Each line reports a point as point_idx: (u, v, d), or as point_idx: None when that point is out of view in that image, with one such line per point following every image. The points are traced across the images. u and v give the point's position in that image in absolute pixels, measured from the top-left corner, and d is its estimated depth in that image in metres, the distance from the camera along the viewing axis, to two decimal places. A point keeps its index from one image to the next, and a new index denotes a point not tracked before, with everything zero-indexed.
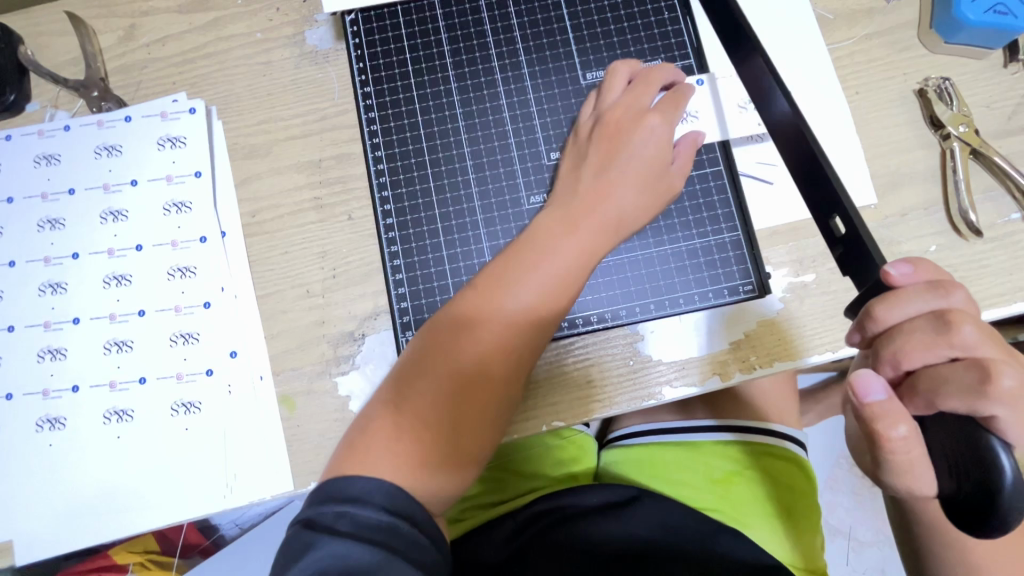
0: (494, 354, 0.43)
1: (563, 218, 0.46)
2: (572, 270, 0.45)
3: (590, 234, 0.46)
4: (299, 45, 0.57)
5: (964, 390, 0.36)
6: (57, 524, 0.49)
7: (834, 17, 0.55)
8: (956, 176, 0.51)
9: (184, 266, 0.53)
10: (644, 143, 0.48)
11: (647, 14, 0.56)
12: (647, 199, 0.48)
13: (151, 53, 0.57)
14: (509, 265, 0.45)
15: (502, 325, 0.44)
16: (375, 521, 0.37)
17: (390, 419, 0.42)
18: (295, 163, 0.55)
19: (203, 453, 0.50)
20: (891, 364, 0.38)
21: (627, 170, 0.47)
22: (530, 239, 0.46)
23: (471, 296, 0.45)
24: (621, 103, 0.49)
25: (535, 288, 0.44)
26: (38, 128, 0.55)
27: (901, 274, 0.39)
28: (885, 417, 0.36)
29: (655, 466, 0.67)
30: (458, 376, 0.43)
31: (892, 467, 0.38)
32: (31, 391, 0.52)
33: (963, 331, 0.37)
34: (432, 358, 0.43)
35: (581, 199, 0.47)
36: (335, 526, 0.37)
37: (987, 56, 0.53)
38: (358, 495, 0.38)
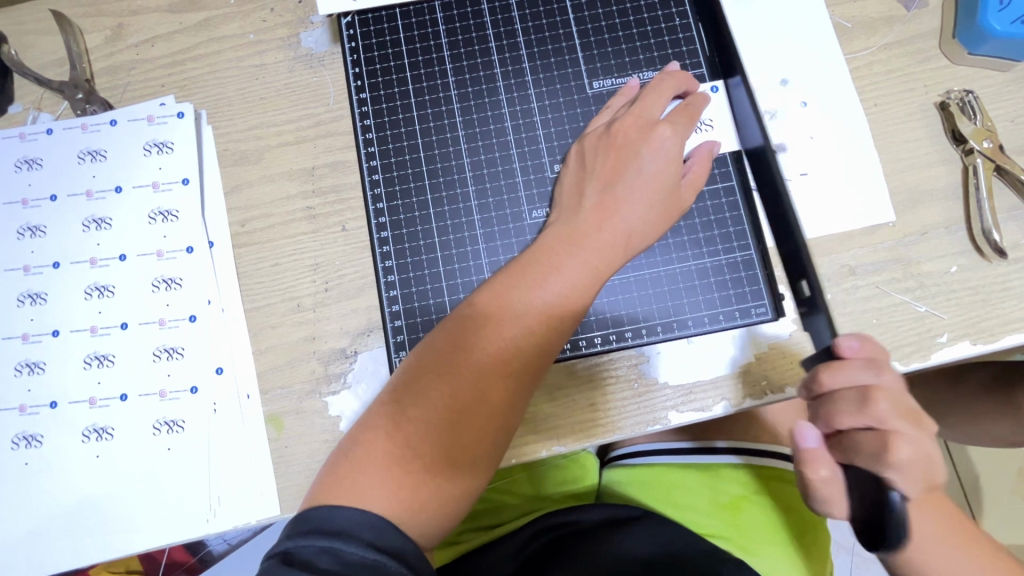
0: (492, 378, 0.41)
1: (568, 234, 0.44)
2: (577, 289, 0.43)
3: (596, 251, 0.43)
4: (293, 48, 0.54)
5: (871, 457, 0.38)
6: (29, 549, 0.47)
7: (852, 26, 0.52)
8: (979, 194, 0.48)
9: (169, 277, 0.51)
10: (654, 155, 0.45)
11: (657, 20, 0.53)
12: (657, 215, 0.45)
13: (139, 54, 0.55)
14: (510, 283, 0.43)
15: (503, 347, 0.41)
16: (360, 558, 0.35)
17: (381, 446, 0.40)
18: (288, 171, 0.52)
19: (186, 473, 0.48)
20: (823, 424, 0.41)
21: (635, 184, 0.45)
22: (534, 255, 0.44)
23: (471, 314, 0.42)
24: (630, 114, 0.47)
25: (536, 308, 0.42)
26: (20, 131, 0.53)
27: (850, 347, 0.40)
28: (812, 460, 0.40)
29: (658, 488, 0.65)
30: (453, 401, 0.40)
31: (818, 501, 0.42)
32: (8, 407, 0.49)
33: (883, 406, 0.38)
34: (426, 382, 0.41)
35: (587, 214, 0.45)
36: (315, 563, 0.34)
37: (1012, 69, 0.51)
38: (345, 530, 0.36)
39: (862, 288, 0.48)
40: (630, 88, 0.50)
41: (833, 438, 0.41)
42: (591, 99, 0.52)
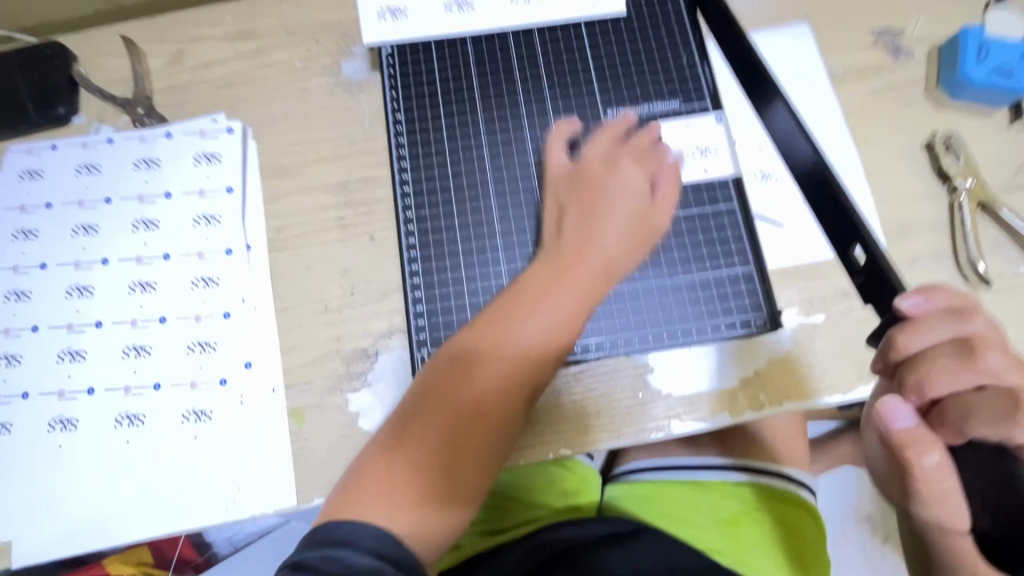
0: (485, 399, 0.45)
1: (557, 266, 0.49)
2: (568, 315, 0.47)
3: (582, 280, 0.48)
4: (335, 75, 0.60)
5: (994, 418, 0.37)
6: (57, 528, 0.50)
7: (844, 72, 0.57)
8: (965, 228, 0.52)
9: (207, 276, 0.55)
10: (628, 195, 0.51)
11: (666, 59, 0.58)
12: (632, 245, 0.51)
13: (195, 76, 0.61)
14: (497, 318, 0.47)
15: (504, 369, 0.45)
16: (363, 564, 0.38)
17: (381, 470, 0.43)
18: (324, 184, 0.57)
19: (209, 463, 0.51)
20: (917, 394, 0.38)
21: (615, 219, 0.50)
22: (527, 285, 0.48)
23: (472, 337, 0.46)
24: (601, 155, 0.53)
25: (525, 338, 0.46)
26: (83, 140, 0.58)
27: (913, 304, 0.38)
28: (916, 444, 0.37)
29: (659, 502, 0.66)
30: (453, 417, 0.44)
31: (921, 501, 0.39)
32: (47, 391, 0.52)
33: (988, 358, 0.37)
34: (429, 400, 0.45)
35: (574, 246, 0.50)
36: (319, 570, 0.37)
37: (992, 115, 0.56)
38: (350, 540, 0.39)
39: (857, 311, 0.51)
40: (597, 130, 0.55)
41: (931, 410, 0.38)
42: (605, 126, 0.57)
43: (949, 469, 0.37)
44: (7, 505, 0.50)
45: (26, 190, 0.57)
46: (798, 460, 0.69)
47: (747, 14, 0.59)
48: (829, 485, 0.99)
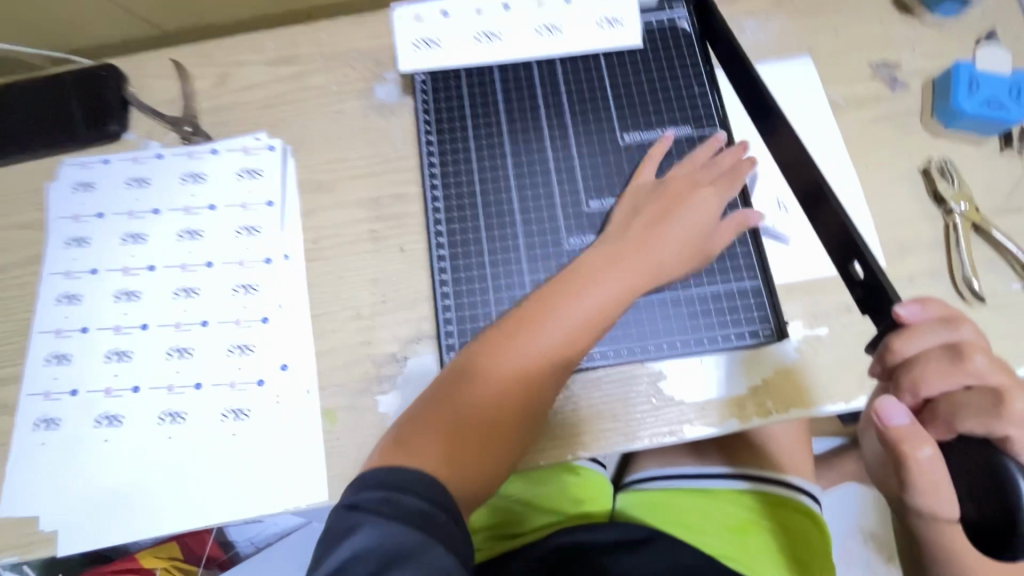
0: (529, 373, 0.47)
1: (618, 246, 0.52)
2: (624, 298, 0.50)
3: (641, 269, 0.51)
4: (369, 98, 0.64)
5: (981, 414, 0.39)
6: (101, 518, 0.52)
7: (844, 101, 0.62)
8: (959, 248, 0.55)
9: (248, 283, 0.58)
10: (691, 207, 0.54)
11: (680, 88, 0.62)
12: (689, 252, 0.53)
13: (239, 97, 0.65)
14: (564, 288, 0.50)
15: (567, 337, 0.48)
16: (417, 507, 0.40)
17: (435, 415, 0.46)
18: (357, 199, 0.61)
19: (245, 458, 0.54)
20: (911, 393, 0.41)
21: (676, 220, 0.53)
22: (592, 260, 0.51)
23: (542, 301, 0.49)
24: (681, 167, 0.56)
25: (577, 316, 0.48)
26: (134, 155, 0.63)
27: (910, 313, 0.42)
28: (910, 438, 0.39)
29: (668, 509, 0.69)
30: (516, 375, 0.47)
31: (917, 491, 0.42)
32: (95, 389, 0.56)
33: (975, 360, 0.40)
34: (497, 355, 0.47)
35: (635, 234, 0.53)
36: (379, 509, 0.39)
37: (984, 143, 0.59)
38: (400, 483, 0.41)
39: (859, 324, 0.54)
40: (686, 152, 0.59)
41: (924, 410, 0.41)
42: (623, 149, 0.61)
43: (940, 461, 0.40)
44: (55, 496, 0.53)
45: (79, 201, 0.62)
46: (804, 469, 0.71)
47: (754, 48, 0.64)
48: (834, 500, 1.01)
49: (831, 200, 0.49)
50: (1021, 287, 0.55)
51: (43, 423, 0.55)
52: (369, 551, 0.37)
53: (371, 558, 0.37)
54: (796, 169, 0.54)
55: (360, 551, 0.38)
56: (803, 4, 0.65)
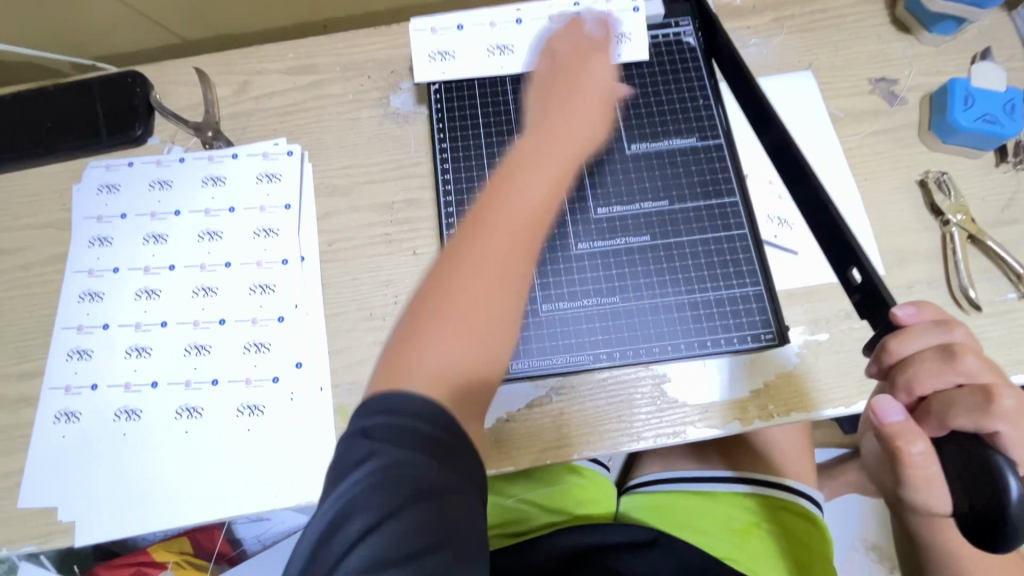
0: (504, 260, 0.44)
1: (548, 129, 0.52)
2: (564, 169, 0.50)
3: (570, 141, 0.52)
4: (384, 107, 0.67)
5: (971, 410, 0.41)
6: (118, 509, 0.54)
7: (844, 115, 0.64)
8: (956, 258, 0.57)
9: (265, 283, 0.60)
10: (595, 74, 0.57)
11: (685, 101, 0.64)
12: (603, 117, 0.56)
13: (259, 104, 0.67)
14: (505, 177, 0.48)
15: (524, 218, 0.46)
16: (421, 431, 0.36)
17: (416, 339, 0.41)
18: (371, 204, 0.63)
19: (260, 451, 0.55)
20: (906, 391, 0.43)
21: (588, 98, 0.55)
22: (523, 148, 0.51)
23: (486, 196, 0.47)
24: (572, 48, 0.59)
25: (533, 194, 0.47)
26: (157, 158, 0.65)
27: (907, 314, 0.43)
28: (904, 433, 0.40)
29: (671, 511, 0.70)
30: (478, 265, 0.44)
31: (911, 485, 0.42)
32: (115, 384, 0.57)
33: (967, 360, 0.41)
34: (453, 258, 0.44)
35: (562, 115, 0.54)
36: (383, 434, 0.36)
37: (980, 156, 0.61)
38: (398, 408, 0.37)
39: (858, 330, 0.56)
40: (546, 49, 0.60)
41: (919, 407, 0.43)
42: (629, 157, 0.62)
43: (932, 456, 0.40)
44: (74, 487, 0.55)
45: (103, 202, 0.64)
46: (805, 475, 0.72)
47: (756, 63, 0.66)
48: (836, 510, 1.01)
49: (829, 207, 0.50)
50: (1017, 296, 0.56)
51: (64, 415, 0.57)
52: (389, 484, 0.35)
53: (383, 488, 0.34)
54: (795, 177, 0.55)
55: (378, 483, 0.35)
56: (804, 21, 0.67)
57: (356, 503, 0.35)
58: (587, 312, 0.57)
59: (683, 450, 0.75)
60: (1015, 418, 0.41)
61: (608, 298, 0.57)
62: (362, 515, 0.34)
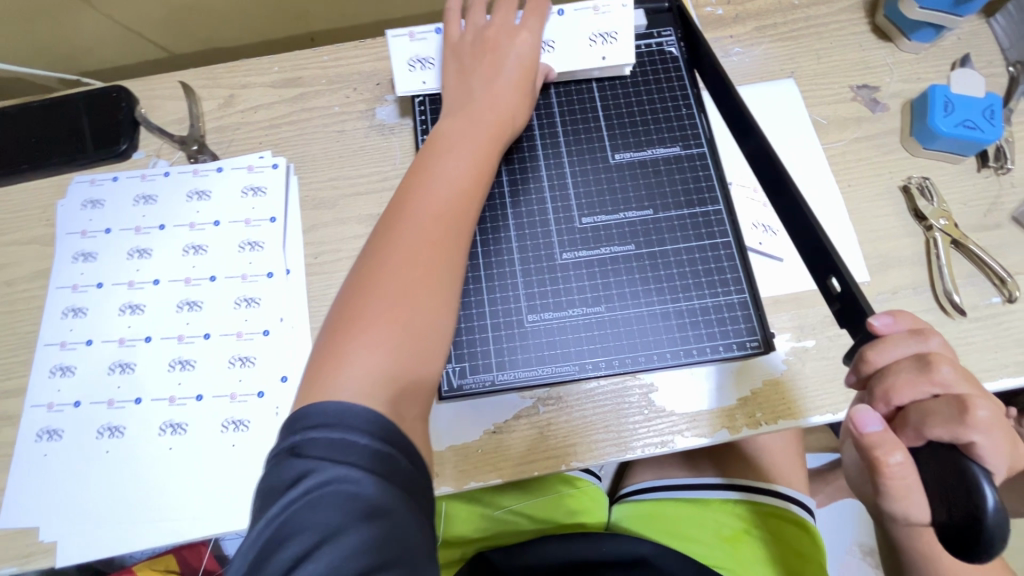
0: (428, 263, 0.46)
1: (464, 118, 0.55)
2: (479, 154, 0.53)
3: (486, 124, 0.55)
4: (370, 119, 0.67)
5: (947, 420, 0.40)
6: (102, 528, 0.53)
7: (826, 122, 0.64)
8: (940, 262, 0.57)
9: (249, 297, 0.60)
10: (512, 50, 0.60)
11: (667, 110, 0.64)
12: (523, 96, 0.59)
13: (244, 118, 0.68)
14: (419, 171, 0.51)
15: (438, 206, 0.49)
16: (354, 442, 0.37)
17: (345, 345, 0.42)
18: (357, 216, 0.63)
19: (245, 468, 0.55)
20: (883, 401, 0.43)
21: (506, 78, 0.58)
22: (435, 139, 0.54)
23: (403, 190, 0.50)
24: (494, 25, 0.61)
25: (449, 181, 0.50)
26: (141, 173, 0.65)
27: (884, 324, 0.43)
28: (882, 444, 0.40)
29: (663, 521, 0.70)
30: (396, 254, 0.46)
31: (891, 494, 0.42)
32: (98, 401, 0.57)
33: (942, 370, 0.41)
34: (376, 252, 0.46)
35: (478, 102, 0.57)
36: (317, 452, 0.37)
37: (962, 162, 0.62)
38: (333, 421, 0.38)
39: (843, 337, 0.56)
40: (472, 38, 0.61)
41: (896, 418, 0.43)
42: (613, 166, 0.62)
43: (911, 466, 0.40)
44: (57, 506, 0.54)
45: (87, 217, 0.63)
46: (796, 481, 0.72)
47: (738, 71, 0.67)
48: (830, 516, 1.01)
49: (810, 221, 0.50)
50: (1001, 300, 0.56)
51: (46, 434, 0.56)
52: (329, 502, 0.35)
53: (323, 503, 0.35)
54: (774, 184, 0.55)
55: (317, 500, 0.35)
56: (786, 30, 0.68)
57: (294, 523, 0.35)
58: (572, 322, 0.57)
59: (674, 459, 0.75)
60: (991, 429, 0.40)
61: (593, 308, 0.57)
62: (299, 535, 0.34)
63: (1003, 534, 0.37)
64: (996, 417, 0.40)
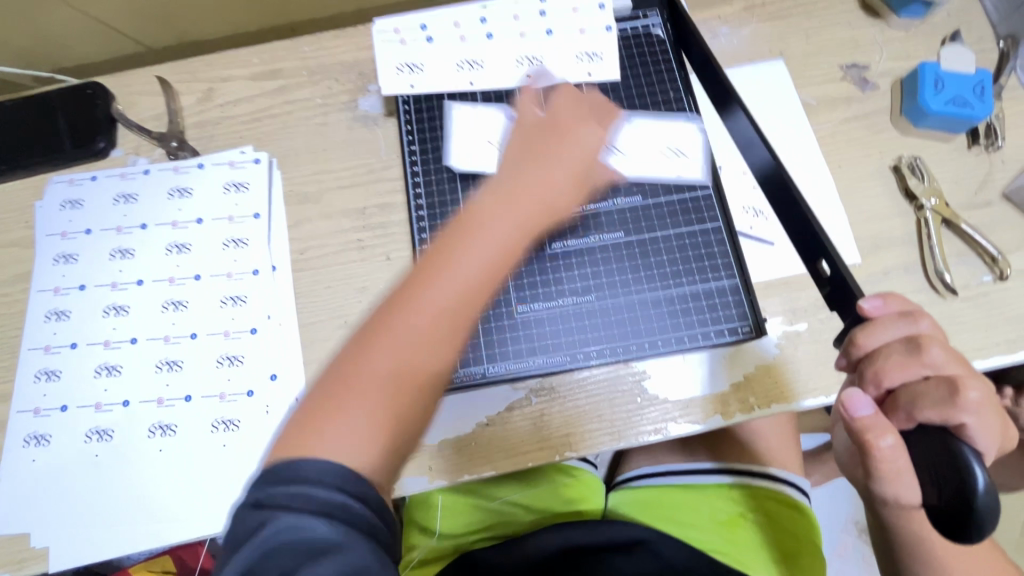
0: (450, 346, 0.43)
1: (505, 195, 0.48)
2: (511, 238, 0.47)
3: (530, 209, 0.48)
4: (353, 110, 0.65)
5: (937, 402, 0.40)
6: (94, 531, 0.53)
7: (816, 102, 0.63)
8: (931, 242, 0.57)
9: (236, 295, 0.59)
10: (581, 136, 0.53)
11: (655, 93, 0.63)
12: (577, 190, 0.52)
13: (225, 112, 0.66)
14: (441, 252, 0.45)
15: (450, 302, 0.43)
16: (322, 496, 0.36)
17: (322, 423, 0.39)
18: (342, 210, 0.62)
19: (236, 468, 0.54)
20: (874, 384, 0.42)
21: (566, 163, 0.51)
22: (470, 213, 0.47)
23: (421, 269, 0.44)
24: (562, 103, 0.54)
25: (469, 272, 0.44)
26: (120, 171, 0.63)
27: (874, 307, 0.43)
28: (873, 428, 0.40)
29: (660, 507, 0.70)
30: (397, 347, 0.42)
31: (883, 477, 0.41)
32: (85, 404, 0.56)
33: (932, 352, 0.41)
34: (377, 333, 0.42)
35: (527, 181, 0.49)
36: (283, 503, 0.36)
37: (953, 140, 0.61)
38: (303, 476, 0.37)
39: (835, 319, 0.56)
40: (541, 113, 0.54)
41: (886, 401, 0.43)
42: None
43: (902, 449, 0.40)
44: (47, 511, 0.53)
45: (67, 218, 0.62)
46: (790, 464, 0.72)
47: (726, 52, 0.66)
48: (825, 496, 1.02)
49: (802, 209, 0.50)
50: (992, 279, 0.56)
51: (33, 439, 0.55)
52: (288, 550, 0.34)
53: (284, 552, 0.34)
54: (762, 168, 0.55)
55: (277, 550, 0.35)
56: (775, 10, 0.67)
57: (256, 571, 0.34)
58: (562, 312, 0.56)
59: (670, 445, 0.75)
60: (980, 410, 0.40)
61: (583, 297, 0.57)
62: None
63: (993, 515, 0.37)
64: (985, 399, 0.41)
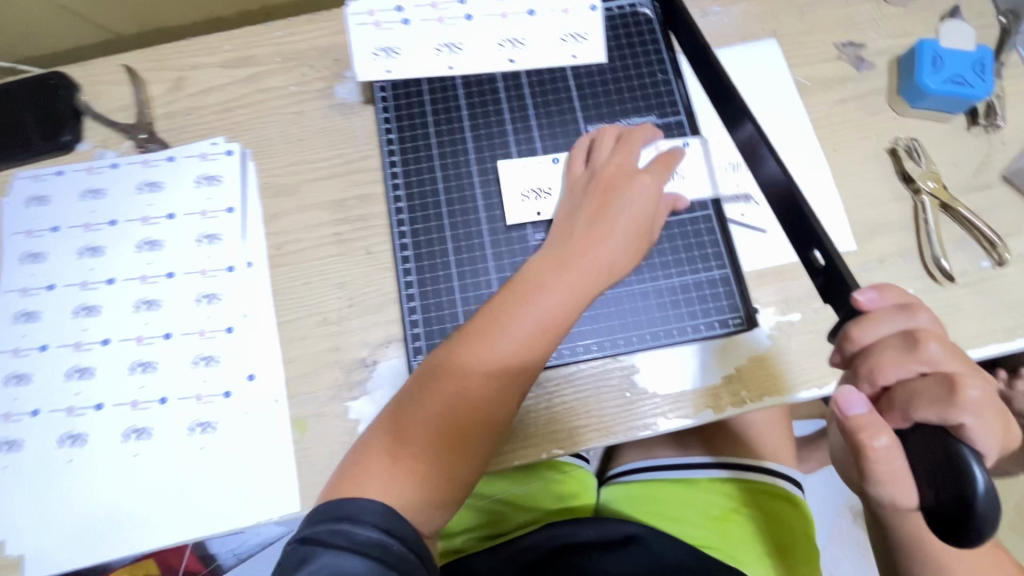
0: (495, 415, 0.45)
1: (553, 260, 0.48)
2: (560, 312, 0.46)
3: (579, 276, 0.48)
4: (329, 97, 0.63)
5: (935, 400, 0.38)
6: (70, 538, 0.51)
7: (810, 83, 0.61)
8: (928, 228, 0.55)
9: (211, 293, 0.57)
10: (635, 194, 0.51)
11: (642, 76, 0.61)
12: (632, 250, 0.50)
13: (195, 102, 0.63)
14: (487, 323, 0.46)
15: (496, 372, 0.45)
16: (367, 536, 0.38)
17: (366, 476, 0.42)
18: (319, 202, 0.60)
19: (215, 471, 0.53)
20: (869, 381, 0.41)
21: (617, 223, 0.50)
22: (520, 278, 0.48)
23: (468, 335, 0.46)
24: (616, 160, 0.53)
25: (514, 344, 0.45)
26: (87, 165, 0.61)
27: (868, 299, 0.42)
28: (868, 427, 0.39)
29: (653, 502, 0.69)
30: (444, 414, 0.44)
31: (878, 478, 0.40)
32: (57, 408, 0.54)
33: (929, 348, 0.39)
34: (426, 395, 0.44)
35: (575, 243, 0.49)
36: (330, 541, 0.38)
37: (951, 120, 0.59)
38: (353, 515, 0.39)
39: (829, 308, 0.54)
40: (592, 172, 0.54)
41: (882, 398, 0.41)
42: None
43: (898, 449, 0.39)
44: (20, 519, 0.52)
45: (32, 215, 0.60)
46: (783, 455, 0.71)
47: (717, 32, 0.63)
48: (819, 483, 1.02)
49: (797, 198, 0.47)
50: (991, 264, 0.54)
51: (3, 445, 0.54)
52: None
53: None
54: (751, 156, 0.53)
55: None
56: None
57: None
58: None
59: (662, 437, 0.74)
60: (981, 409, 0.38)
61: None
62: None
63: (993, 518, 0.35)
64: (986, 398, 0.39)
